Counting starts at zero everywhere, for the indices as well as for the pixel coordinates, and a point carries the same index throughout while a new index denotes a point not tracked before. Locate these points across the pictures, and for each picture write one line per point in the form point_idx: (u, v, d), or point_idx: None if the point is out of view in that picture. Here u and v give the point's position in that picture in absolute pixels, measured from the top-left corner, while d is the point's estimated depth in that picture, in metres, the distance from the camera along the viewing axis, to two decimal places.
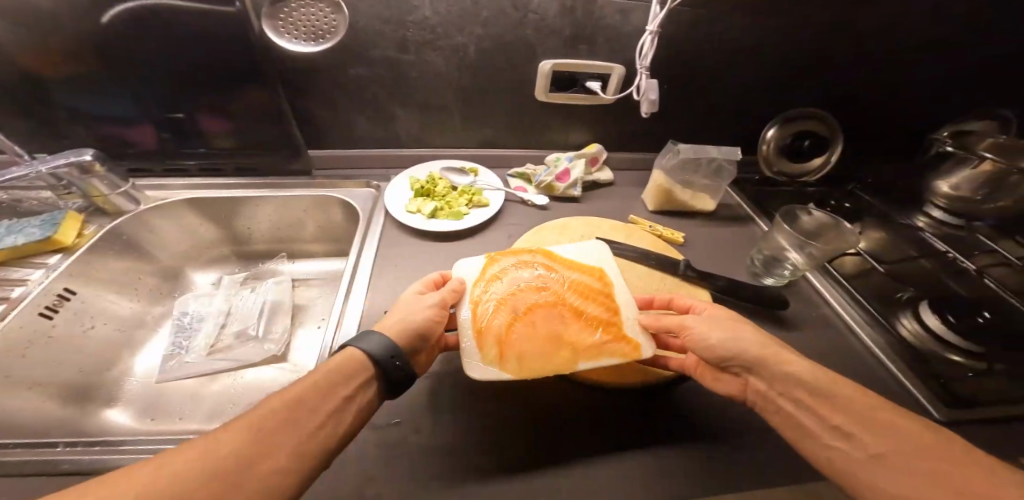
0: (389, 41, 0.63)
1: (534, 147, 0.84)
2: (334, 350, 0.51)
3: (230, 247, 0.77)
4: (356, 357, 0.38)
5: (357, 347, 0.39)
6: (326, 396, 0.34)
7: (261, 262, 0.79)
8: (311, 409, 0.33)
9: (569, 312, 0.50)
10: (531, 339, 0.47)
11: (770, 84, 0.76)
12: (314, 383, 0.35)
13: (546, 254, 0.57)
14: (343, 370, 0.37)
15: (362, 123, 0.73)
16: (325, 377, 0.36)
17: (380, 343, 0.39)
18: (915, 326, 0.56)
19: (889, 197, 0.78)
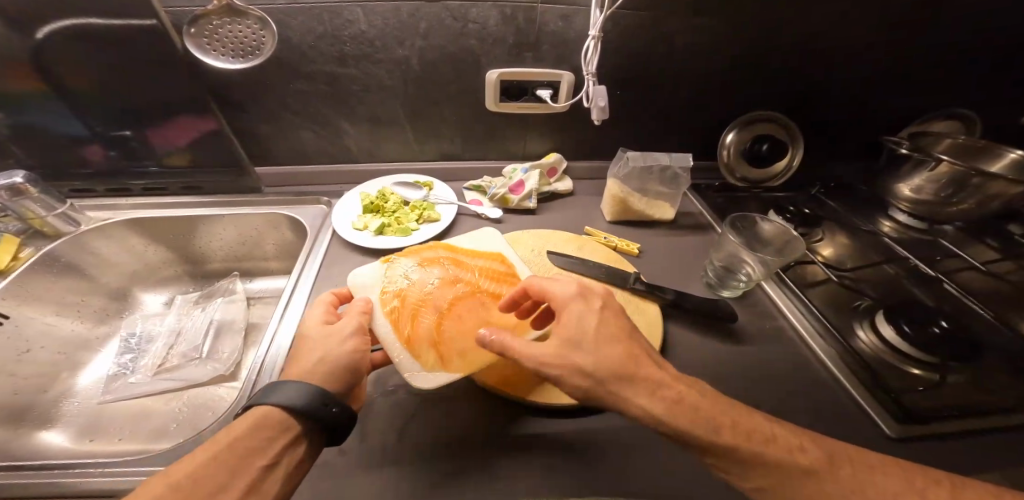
0: (327, 56, 0.62)
1: (492, 159, 0.83)
2: (263, 371, 0.50)
3: (183, 267, 0.76)
4: (274, 412, 0.38)
5: (270, 403, 0.38)
6: (248, 445, 0.35)
7: (215, 280, 0.78)
8: (236, 460, 0.34)
9: (486, 298, 0.54)
10: (459, 334, 0.49)
11: (726, 89, 0.75)
12: (243, 433, 0.36)
13: (447, 249, 0.59)
14: (274, 420, 0.37)
15: (312, 139, 0.73)
16: (253, 426, 0.37)
17: (300, 394, 0.38)
18: (870, 337, 0.54)
19: (853, 202, 0.78)
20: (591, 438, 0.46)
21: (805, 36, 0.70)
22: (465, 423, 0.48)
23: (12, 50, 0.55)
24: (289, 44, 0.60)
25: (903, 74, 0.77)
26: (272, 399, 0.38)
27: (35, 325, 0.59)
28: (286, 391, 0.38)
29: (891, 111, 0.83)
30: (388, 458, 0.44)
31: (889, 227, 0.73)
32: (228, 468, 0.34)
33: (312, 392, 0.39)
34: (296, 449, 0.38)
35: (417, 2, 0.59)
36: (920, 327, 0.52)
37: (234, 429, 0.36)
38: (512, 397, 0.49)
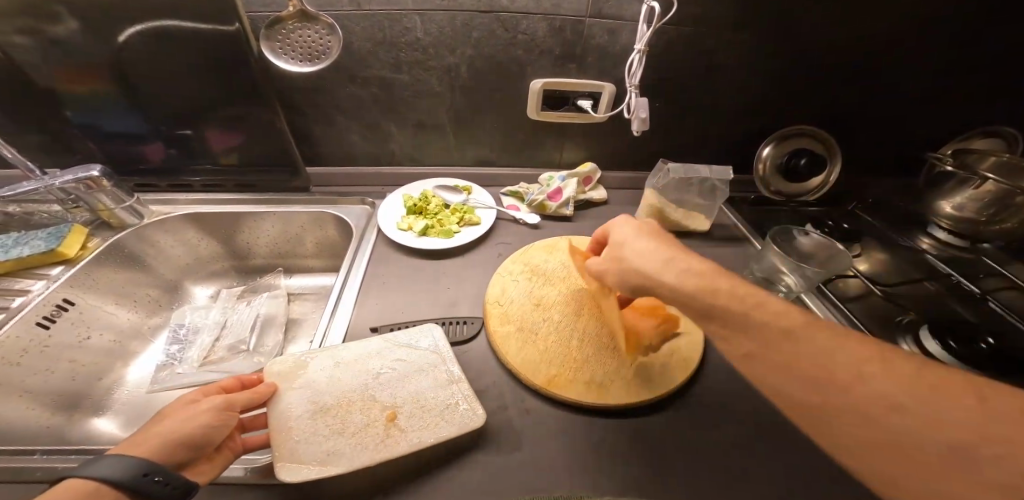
0: (383, 61, 0.65)
1: (528, 166, 0.85)
2: None
3: (230, 262, 0.79)
4: (89, 489, 0.32)
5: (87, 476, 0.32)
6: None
7: (257, 276, 0.81)
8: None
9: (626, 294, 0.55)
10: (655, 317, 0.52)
11: (765, 103, 0.76)
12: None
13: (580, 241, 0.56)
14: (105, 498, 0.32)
15: (360, 142, 0.75)
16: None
17: (124, 466, 0.33)
18: (916, 351, 0.54)
19: (891, 218, 0.78)
20: (639, 442, 0.47)
21: (846, 54, 0.71)
22: (512, 422, 0.49)
23: (92, 52, 0.58)
24: (349, 51, 0.63)
25: (940, 93, 0.78)
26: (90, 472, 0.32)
27: (96, 314, 0.62)
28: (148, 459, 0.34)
29: (928, 128, 0.83)
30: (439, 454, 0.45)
31: (928, 244, 0.72)
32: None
33: (134, 463, 0.33)
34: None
35: (471, 13, 0.62)
36: (967, 343, 0.52)
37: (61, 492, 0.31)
38: (557, 397, 0.50)
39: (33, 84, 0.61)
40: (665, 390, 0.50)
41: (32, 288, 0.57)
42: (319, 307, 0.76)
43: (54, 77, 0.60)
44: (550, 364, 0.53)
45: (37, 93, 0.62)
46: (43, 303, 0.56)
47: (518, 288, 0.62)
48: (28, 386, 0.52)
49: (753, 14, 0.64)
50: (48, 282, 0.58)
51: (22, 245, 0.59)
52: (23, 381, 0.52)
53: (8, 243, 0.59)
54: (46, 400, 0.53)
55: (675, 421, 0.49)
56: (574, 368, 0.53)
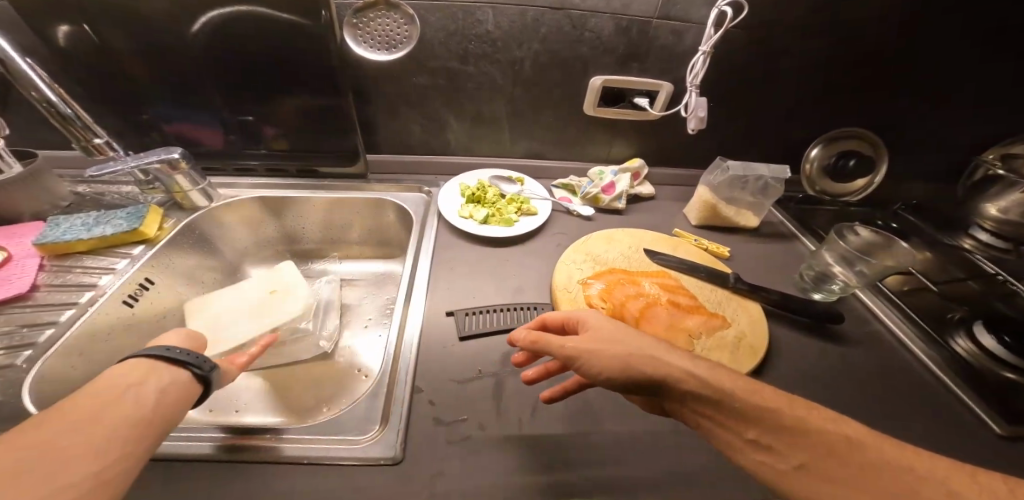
0: (451, 53, 0.66)
1: (576, 159, 0.87)
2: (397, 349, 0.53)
3: (286, 247, 0.80)
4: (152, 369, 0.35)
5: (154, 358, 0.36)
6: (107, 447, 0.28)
7: (309, 261, 0.82)
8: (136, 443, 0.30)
9: (669, 306, 0.60)
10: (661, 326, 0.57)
11: (814, 105, 0.79)
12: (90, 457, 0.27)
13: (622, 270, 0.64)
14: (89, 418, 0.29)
15: (418, 131, 0.77)
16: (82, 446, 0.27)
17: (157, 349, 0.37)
18: (970, 345, 0.57)
19: (933, 219, 0.80)
20: None
21: (897, 60, 0.73)
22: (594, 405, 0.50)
23: (174, 38, 0.59)
24: (422, 41, 0.65)
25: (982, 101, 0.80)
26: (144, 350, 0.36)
27: (171, 293, 0.63)
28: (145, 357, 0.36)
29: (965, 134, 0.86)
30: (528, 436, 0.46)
31: (969, 245, 0.74)
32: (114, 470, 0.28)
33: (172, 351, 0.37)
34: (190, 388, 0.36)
35: (543, 9, 0.63)
36: (1020, 338, 0.55)
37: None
38: None
39: (110, 67, 0.61)
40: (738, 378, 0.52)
41: (117, 267, 0.58)
42: (375, 293, 0.78)
43: (132, 60, 0.61)
44: None
45: (113, 76, 0.62)
46: (128, 282, 0.57)
47: (584, 276, 0.63)
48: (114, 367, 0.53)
49: (816, 18, 0.66)
50: (132, 261, 0.59)
51: (103, 224, 0.59)
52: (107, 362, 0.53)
53: (90, 221, 0.59)
54: None
55: None
56: None
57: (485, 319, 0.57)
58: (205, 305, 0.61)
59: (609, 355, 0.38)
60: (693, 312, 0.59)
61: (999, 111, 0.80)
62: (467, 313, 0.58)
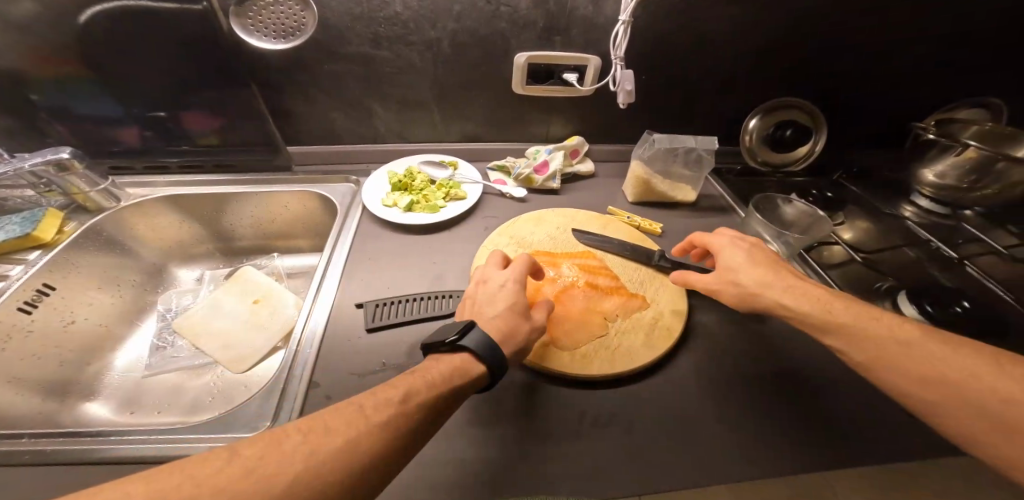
0: (361, 37, 0.63)
1: (514, 140, 0.85)
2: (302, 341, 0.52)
3: (215, 244, 0.78)
4: (468, 365, 0.41)
5: (465, 348, 0.42)
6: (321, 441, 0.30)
7: (244, 258, 0.81)
8: (438, 408, 0.37)
9: (587, 289, 0.59)
10: (576, 313, 0.56)
11: (752, 75, 0.76)
12: (304, 461, 0.29)
13: (545, 254, 0.63)
14: (337, 420, 0.32)
15: (341, 119, 0.74)
16: (357, 436, 0.31)
17: (481, 341, 0.42)
18: (892, 317, 0.56)
19: (877, 187, 0.80)
20: (626, 407, 0.50)
21: (834, 24, 0.70)
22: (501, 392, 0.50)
23: (58, 32, 0.56)
24: (326, 26, 0.61)
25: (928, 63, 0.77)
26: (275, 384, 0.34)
27: (79, 297, 0.61)
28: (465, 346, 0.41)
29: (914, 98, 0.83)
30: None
31: (910, 211, 0.75)
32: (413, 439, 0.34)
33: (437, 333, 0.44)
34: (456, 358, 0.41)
35: None
36: (943, 308, 0.54)
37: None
38: (547, 368, 0.52)
39: None
40: (647, 359, 0.52)
41: (9, 274, 0.56)
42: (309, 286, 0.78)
43: (16, 57, 0.58)
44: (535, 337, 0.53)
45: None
46: (21, 288, 0.55)
47: None
48: (16, 375, 0.51)
49: None
50: (27, 267, 0.57)
51: None
52: (8, 368, 0.51)
53: None
54: (39, 387, 0.53)
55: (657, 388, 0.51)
56: (567, 339, 0.54)
57: (398, 307, 0.56)
58: (199, 320, 0.67)
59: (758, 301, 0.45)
60: (612, 293, 0.59)
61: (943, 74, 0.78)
62: (377, 304, 0.56)
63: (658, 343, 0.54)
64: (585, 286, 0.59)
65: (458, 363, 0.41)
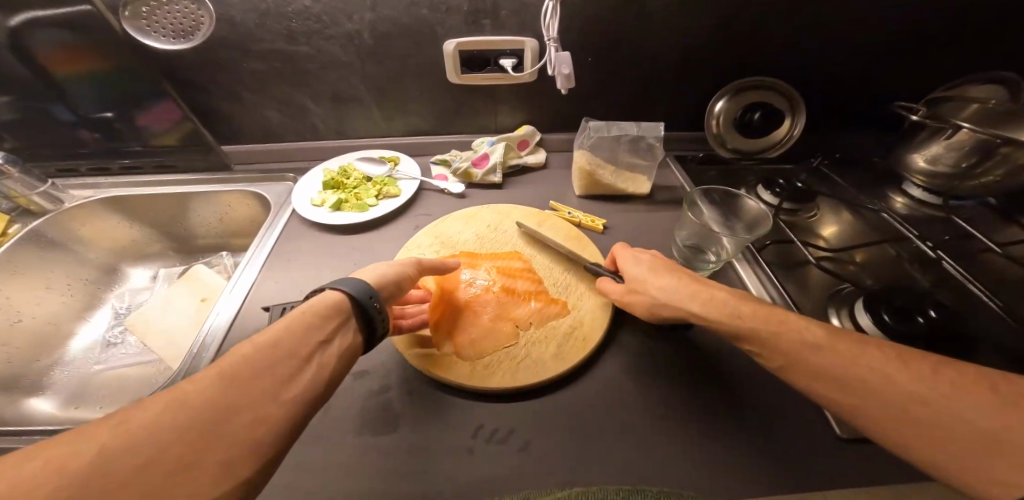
0: (275, 32, 0.62)
1: (462, 133, 0.80)
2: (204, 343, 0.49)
3: (168, 245, 0.81)
4: (338, 301, 0.38)
5: (335, 287, 0.39)
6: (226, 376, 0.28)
7: (198, 256, 0.82)
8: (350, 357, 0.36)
9: (503, 294, 0.55)
10: (480, 323, 0.52)
11: (714, 53, 0.68)
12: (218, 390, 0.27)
13: (469, 254, 0.60)
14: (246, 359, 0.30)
15: (276, 117, 0.74)
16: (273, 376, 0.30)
17: (358, 286, 0.39)
18: (849, 329, 0.49)
19: (861, 177, 0.73)
20: (528, 423, 0.45)
21: None
22: (395, 404, 0.47)
23: None
24: (232, 24, 0.61)
25: (927, 31, 0.66)
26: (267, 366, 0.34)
27: (26, 298, 0.64)
28: (339, 290, 0.38)
29: (915, 73, 0.72)
30: (312, 435, 0.44)
31: (899, 203, 0.68)
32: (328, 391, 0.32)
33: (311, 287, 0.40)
34: (331, 295, 0.38)
35: None
36: (904, 317, 0.47)
37: (134, 491, 0.22)
38: (442, 380, 0.48)
39: None
40: (553, 372, 0.47)
41: None
42: None
43: None
44: (435, 345, 0.50)
45: None
46: None
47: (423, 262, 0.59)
48: None
49: None
50: None
51: None
52: None
53: None
54: None
55: (565, 404, 0.46)
56: (468, 347, 0.50)
57: None
58: (142, 317, 0.65)
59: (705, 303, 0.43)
60: (531, 298, 0.55)
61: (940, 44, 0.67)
62: (282, 308, 0.52)
63: (569, 353, 0.49)
64: (500, 290, 0.56)
65: (331, 303, 0.37)
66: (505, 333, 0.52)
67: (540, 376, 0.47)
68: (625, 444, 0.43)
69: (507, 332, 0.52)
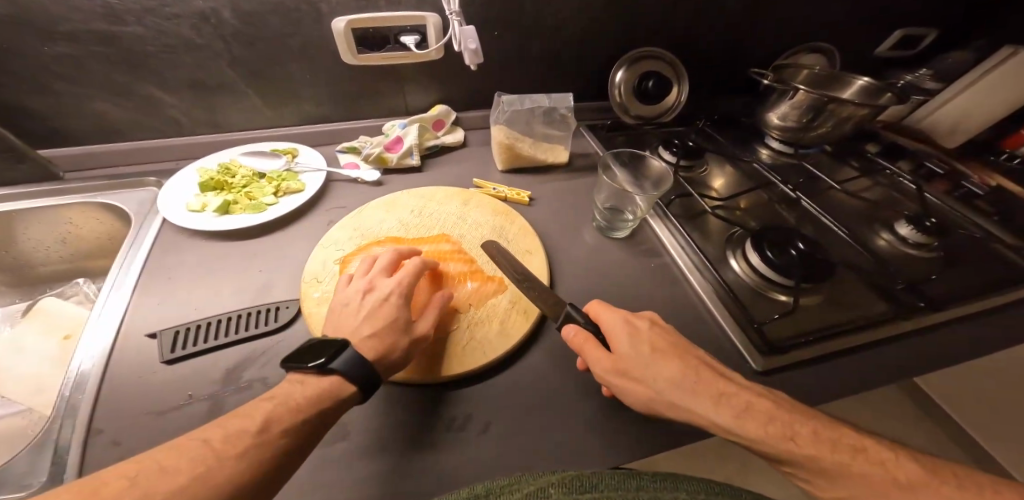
0: (88, 7, 0.50)
1: (370, 117, 0.73)
2: (68, 386, 0.40)
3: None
4: (338, 385, 0.36)
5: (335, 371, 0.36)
6: (173, 475, 0.26)
7: (46, 287, 0.65)
8: (308, 429, 0.32)
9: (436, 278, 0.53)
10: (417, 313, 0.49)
11: (604, 28, 0.72)
12: (174, 489, 0.25)
13: (393, 239, 0.56)
14: (162, 464, 0.27)
15: (114, 112, 0.60)
16: (233, 458, 0.28)
17: (351, 360, 0.37)
18: (745, 267, 0.57)
19: (736, 135, 0.85)
20: (483, 407, 0.44)
21: None
22: (337, 414, 0.42)
23: None
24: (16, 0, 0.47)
25: (771, 8, 0.78)
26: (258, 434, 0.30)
27: None
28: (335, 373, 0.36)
29: (766, 43, 0.85)
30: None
31: (765, 155, 0.81)
32: (300, 448, 0.32)
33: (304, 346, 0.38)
34: (329, 382, 0.36)
35: None
36: (783, 251, 0.56)
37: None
38: (385, 380, 0.45)
39: None
40: (501, 350, 0.47)
41: None
42: None
43: None
44: None
45: None
46: None
47: (344, 256, 0.53)
48: None
49: None
50: None
51: None
52: None
53: None
54: None
55: (516, 377, 0.47)
56: None
57: (198, 335, 0.45)
58: None
59: (632, 390, 0.36)
60: (467, 279, 0.53)
61: (777, 18, 0.80)
62: (174, 332, 0.44)
63: (514, 328, 0.49)
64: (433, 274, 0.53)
65: (326, 387, 0.35)
66: (443, 320, 0.49)
67: (491, 355, 0.46)
68: (575, 395, 0.45)
69: (447, 317, 0.50)
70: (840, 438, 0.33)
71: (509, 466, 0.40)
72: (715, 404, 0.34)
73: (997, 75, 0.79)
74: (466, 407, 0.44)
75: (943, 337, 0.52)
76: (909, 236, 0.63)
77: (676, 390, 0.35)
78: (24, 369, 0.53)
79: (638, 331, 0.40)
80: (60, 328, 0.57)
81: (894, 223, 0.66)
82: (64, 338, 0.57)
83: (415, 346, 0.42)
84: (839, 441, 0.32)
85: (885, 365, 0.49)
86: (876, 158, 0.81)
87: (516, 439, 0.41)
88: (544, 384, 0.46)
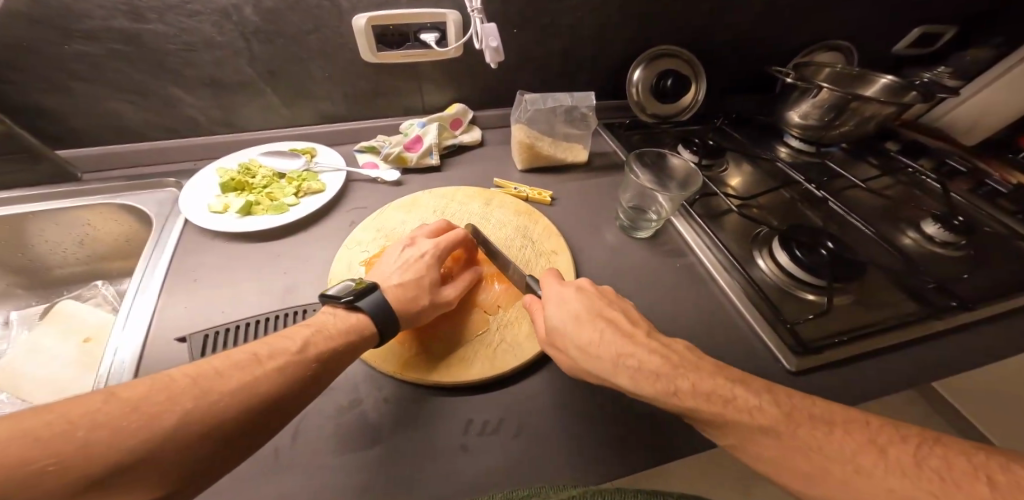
0: (109, 5, 0.49)
1: (387, 116, 0.73)
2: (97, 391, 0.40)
3: (12, 280, 0.61)
4: (360, 325, 0.40)
5: (361, 311, 0.41)
6: (229, 378, 0.30)
7: (64, 289, 0.65)
8: (303, 377, 0.34)
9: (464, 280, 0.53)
10: (447, 316, 0.50)
11: (624, 25, 0.71)
12: (230, 389, 0.30)
13: None
14: (173, 382, 0.29)
15: (133, 112, 0.59)
16: (274, 371, 0.32)
17: (375, 302, 0.42)
18: (772, 266, 0.57)
19: (754, 133, 0.84)
20: (519, 409, 0.44)
21: None
22: (370, 416, 0.42)
23: None
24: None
25: (792, 5, 0.77)
26: (263, 378, 0.32)
27: None
28: (360, 311, 0.41)
29: (785, 41, 0.84)
30: (285, 462, 0.38)
31: (784, 153, 0.81)
32: (326, 371, 0.36)
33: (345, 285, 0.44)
34: (352, 317, 0.41)
35: None
36: (812, 251, 0.55)
37: (139, 432, 0.25)
38: (418, 383, 0.44)
39: None
40: (532, 352, 0.46)
41: None
42: None
43: None
44: (406, 348, 0.47)
45: None
46: None
47: (370, 258, 0.53)
48: None
49: None
50: None
51: None
52: None
53: None
54: None
55: (548, 379, 0.46)
56: (440, 344, 0.47)
57: (229, 337, 0.44)
58: None
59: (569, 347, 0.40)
60: (495, 281, 0.53)
61: (797, 14, 0.79)
62: (204, 335, 0.43)
63: None
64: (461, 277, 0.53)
65: (353, 322, 0.40)
66: (473, 323, 0.49)
67: (524, 357, 0.46)
68: (612, 395, 0.45)
69: (477, 320, 0.50)
70: (738, 398, 0.31)
71: (552, 467, 0.39)
72: (655, 365, 0.35)
73: (1021, 70, 0.77)
74: (501, 410, 0.43)
75: (979, 336, 0.51)
76: (936, 235, 0.63)
77: (600, 343, 0.38)
78: (45, 371, 0.52)
79: (566, 298, 0.43)
80: (81, 331, 0.57)
81: (921, 222, 0.66)
82: (86, 340, 0.56)
83: (427, 309, 0.46)
84: (733, 402, 0.31)
85: (920, 366, 0.48)
86: (897, 156, 0.80)
87: (552, 442, 0.41)
88: (578, 386, 0.46)
